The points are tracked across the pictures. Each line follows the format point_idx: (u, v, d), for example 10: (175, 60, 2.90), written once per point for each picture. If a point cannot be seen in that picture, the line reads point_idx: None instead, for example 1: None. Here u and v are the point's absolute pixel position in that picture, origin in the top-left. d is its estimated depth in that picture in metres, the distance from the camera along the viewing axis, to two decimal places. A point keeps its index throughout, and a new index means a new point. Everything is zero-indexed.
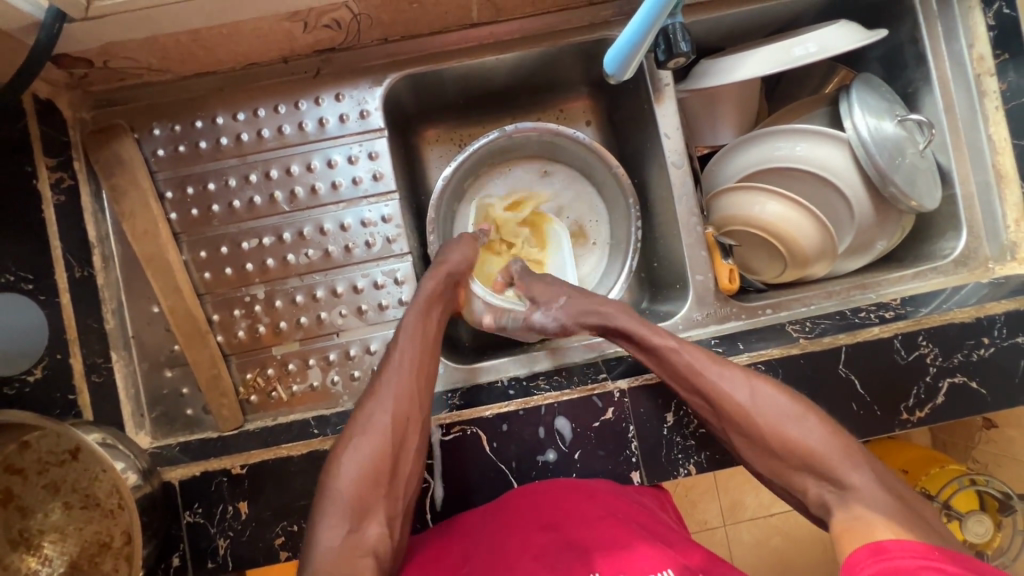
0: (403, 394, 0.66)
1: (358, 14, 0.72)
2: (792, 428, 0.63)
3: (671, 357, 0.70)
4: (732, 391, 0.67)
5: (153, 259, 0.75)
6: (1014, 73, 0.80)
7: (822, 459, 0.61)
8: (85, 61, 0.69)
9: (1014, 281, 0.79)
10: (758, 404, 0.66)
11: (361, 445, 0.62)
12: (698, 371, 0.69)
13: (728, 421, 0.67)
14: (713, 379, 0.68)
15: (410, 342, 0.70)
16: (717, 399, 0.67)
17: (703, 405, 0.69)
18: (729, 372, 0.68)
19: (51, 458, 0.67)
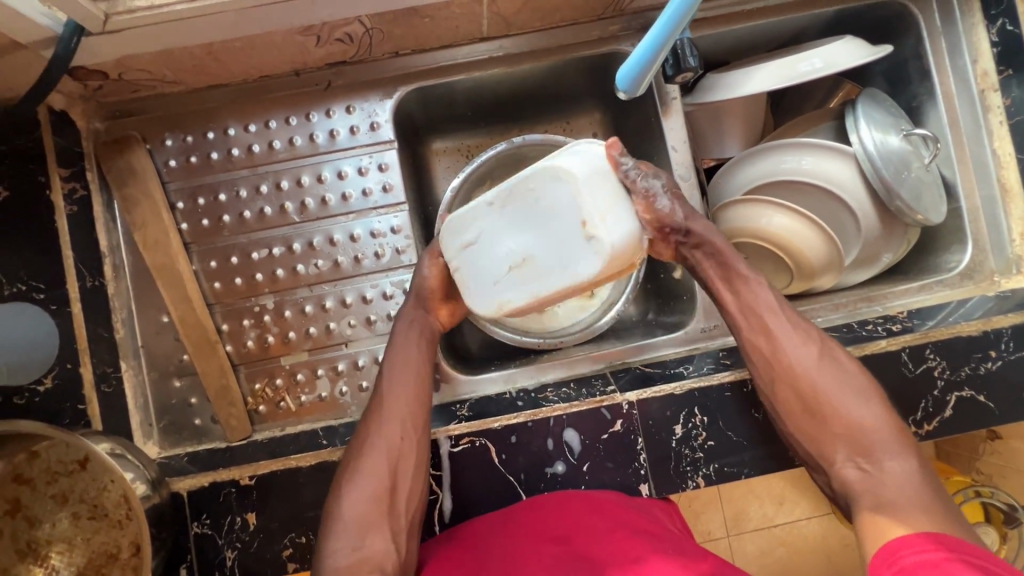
0: (395, 419, 0.65)
1: (370, 28, 0.73)
2: (841, 397, 0.64)
3: (756, 303, 0.70)
4: (799, 345, 0.67)
5: (164, 269, 0.75)
6: (1018, 89, 0.81)
7: (869, 435, 0.62)
8: (101, 74, 0.70)
9: (1020, 294, 0.80)
10: (821, 370, 0.66)
11: (365, 467, 0.63)
12: (772, 320, 0.69)
13: (787, 379, 0.67)
14: (787, 332, 0.68)
15: (397, 369, 0.68)
16: (787, 351, 0.67)
17: (768, 348, 0.68)
18: (798, 329, 0.68)
19: (60, 468, 0.67)
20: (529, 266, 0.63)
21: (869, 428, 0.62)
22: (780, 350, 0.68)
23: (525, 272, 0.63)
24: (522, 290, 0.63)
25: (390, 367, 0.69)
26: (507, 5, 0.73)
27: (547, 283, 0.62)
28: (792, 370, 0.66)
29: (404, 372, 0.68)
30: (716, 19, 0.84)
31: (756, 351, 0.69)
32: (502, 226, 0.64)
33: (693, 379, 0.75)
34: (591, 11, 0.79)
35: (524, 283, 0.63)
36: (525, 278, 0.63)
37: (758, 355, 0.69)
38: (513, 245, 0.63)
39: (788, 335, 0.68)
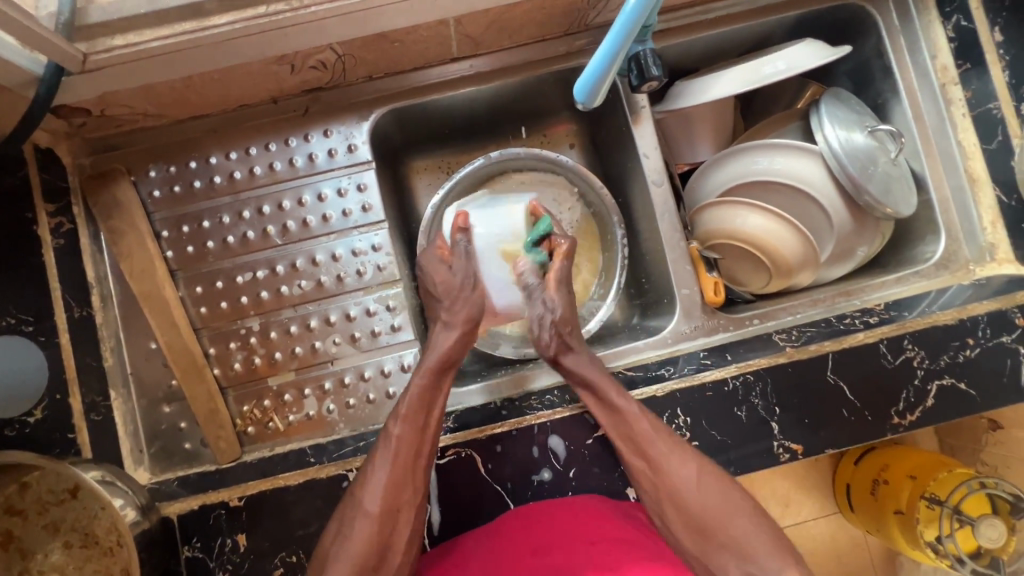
0: (399, 481, 0.66)
1: (343, 55, 0.75)
2: (718, 512, 0.65)
3: (657, 444, 0.68)
4: (680, 466, 0.67)
5: (151, 297, 0.77)
6: (977, 82, 0.83)
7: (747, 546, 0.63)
8: (83, 111, 0.72)
9: (995, 281, 0.81)
10: (702, 488, 0.66)
11: (360, 525, 0.63)
12: (651, 442, 0.68)
13: (665, 498, 0.67)
14: (662, 450, 0.68)
15: (407, 432, 0.68)
16: (666, 475, 0.67)
17: (643, 469, 0.69)
18: (674, 449, 0.68)
19: (51, 497, 0.67)
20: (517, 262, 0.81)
21: (751, 539, 0.63)
22: (657, 474, 0.68)
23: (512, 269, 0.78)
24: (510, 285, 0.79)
25: (402, 430, 0.68)
26: (474, 26, 0.76)
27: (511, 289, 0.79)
28: (668, 487, 0.67)
29: (414, 436, 0.68)
30: (680, 29, 0.87)
31: (637, 476, 0.69)
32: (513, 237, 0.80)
33: (675, 380, 0.77)
34: (557, 28, 0.82)
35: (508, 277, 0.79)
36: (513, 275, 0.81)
37: (639, 474, 0.69)
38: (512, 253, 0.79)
39: (660, 456, 0.68)
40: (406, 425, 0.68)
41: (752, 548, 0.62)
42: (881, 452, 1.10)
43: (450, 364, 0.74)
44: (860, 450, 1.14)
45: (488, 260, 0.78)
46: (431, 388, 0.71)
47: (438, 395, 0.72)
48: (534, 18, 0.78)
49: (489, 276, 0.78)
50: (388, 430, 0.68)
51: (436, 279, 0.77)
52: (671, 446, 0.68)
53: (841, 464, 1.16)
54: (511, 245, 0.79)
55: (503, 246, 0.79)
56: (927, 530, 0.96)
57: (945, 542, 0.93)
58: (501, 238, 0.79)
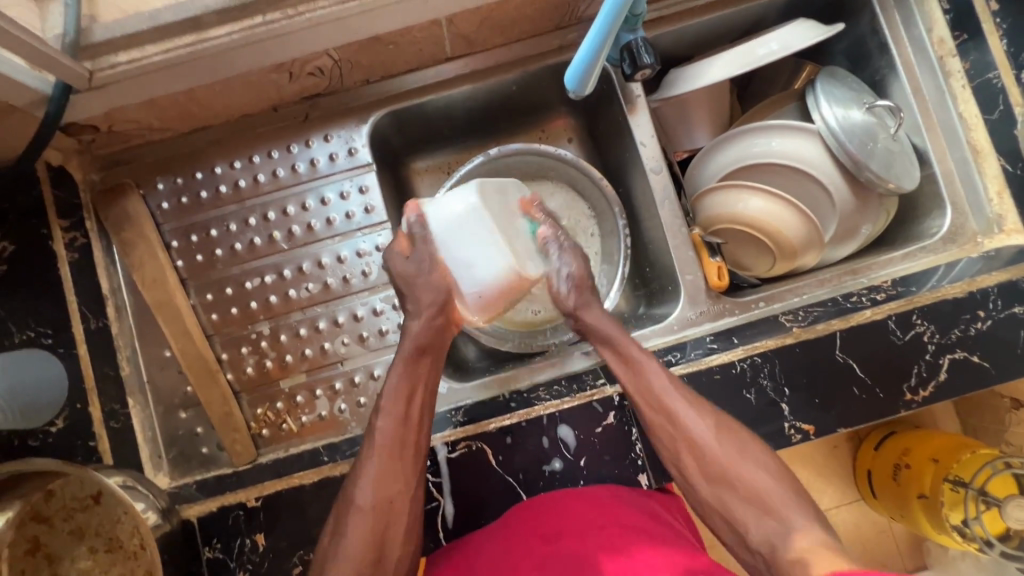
0: (388, 473, 0.66)
1: (339, 60, 0.77)
2: (737, 462, 0.65)
3: (675, 399, 0.69)
4: (698, 419, 0.68)
5: (163, 306, 0.79)
6: (975, 53, 0.82)
7: (767, 498, 0.63)
8: (92, 127, 0.74)
9: (1004, 252, 0.80)
10: (719, 440, 0.67)
11: (354, 521, 0.64)
12: (669, 394, 0.69)
13: (680, 448, 0.68)
14: (680, 401, 0.69)
15: (389, 424, 0.69)
16: (685, 427, 0.68)
17: (659, 420, 0.69)
18: (692, 401, 0.69)
19: (76, 504, 0.69)
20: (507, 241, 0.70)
21: (769, 490, 0.64)
22: (674, 425, 0.68)
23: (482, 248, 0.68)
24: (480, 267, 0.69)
25: (385, 423, 0.69)
26: (466, 24, 0.77)
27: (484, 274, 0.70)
28: (685, 437, 0.68)
29: (398, 428, 0.69)
30: (672, 17, 0.87)
31: (653, 428, 0.69)
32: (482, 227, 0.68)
33: (681, 365, 0.77)
34: (548, 22, 0.83)
35: (476, 261, 0.69)
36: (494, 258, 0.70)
37: (655, 424, 0.69)
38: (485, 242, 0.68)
39: (677, 408, 0.69)
40: (388, 418, 0.69)
41: (771, 499, 0.63)
42: (902, 435, 1.08)
43: (430, 352, 0.73)
44: (880, 435, 1.12)
45: (452, 243, 0.70)
46: (411, 379, 0.72)
47: (423, 387, 0.72)
48: (525, 13, 0.79)
49: (455, 259, 0.70)
50: (371, 424, 0.69)
51: (394, 271, 0.74)
52: (687, 400, 0.69)
53: (862, 449, 1.14)
54: (478, 224, 0.68)
55: (464, 229, 0.69)
56: (953, 513, 0.95)
57: (972, 525, 0.92)
58: (458, 221, 0.69)
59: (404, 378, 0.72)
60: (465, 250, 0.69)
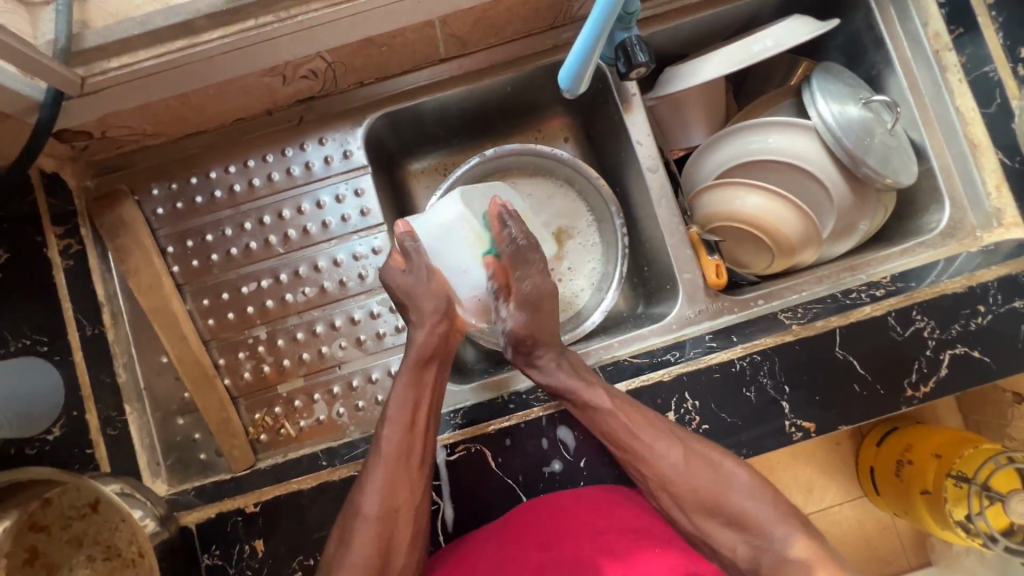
0: (394, 483, 0.66)
1: (332, 62, 0.76)
2: (712, 490, 0.66)
3: (643, 437, 0.69)
4: (665, 454, 0.68)
5: (159, 312, 0.79)
6: (971, 47, 0.81)
7: (749, 517, 0.64)
8: (85, 134, 0.74)
9: (1003, 246, 0.79)
10: (691, 470, 0.67)
11: (360, 531, 0.64)
12: (635, 436, 0.69)
13: (655, 486, 0.69)
14: (646, 440, 0.69)
15: (396, 434, 0.68)
16: (655, 464, 0.68)
17: (630, 461, 0.70)
18: (658, 434, 0.69)
19: (74, 512, 0.68)
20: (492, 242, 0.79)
21: (752, 510, 0.64)
22: (646, 464, 0.68)
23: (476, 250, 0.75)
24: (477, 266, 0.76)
25: (390, 433, 0.68)
26: (460, 25, 0.77)
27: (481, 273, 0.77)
28: (658, 474, 0.68)
29: (404, 438, 0.68)
30: (666, 15, 0.87)
31: (627, 464, 0.70)
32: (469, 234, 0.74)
33: (680, 364, 0.77)
34: (542, 21, 0.82)
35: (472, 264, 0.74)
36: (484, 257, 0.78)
37: (628, 466, 0.70)
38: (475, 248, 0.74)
39: (644, 447, 0.68)
40: (394, 428, 0.69)
41: (748, 524, 0.64)
42: (904, 432, 1.07)
43: (433, 360, 0.73)
44: (883, 431, 1.12)
45: (444, 253, 0.74)
46: (416, 387, 0.71)
47: (428, 398, 0.72)
48: (518, 13, 0.78)
49: (447, 268, 0.75)
50: (378, 434, 0.69)
51: (394, 285, 0.74)
52: (653, 435, 0.69)
53: (863, 446, 1.14)
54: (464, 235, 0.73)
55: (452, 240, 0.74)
56: (956, 509, 0.95)
57: (976, 520, 0.92)
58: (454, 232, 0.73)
59: (408, 388, 0.71)
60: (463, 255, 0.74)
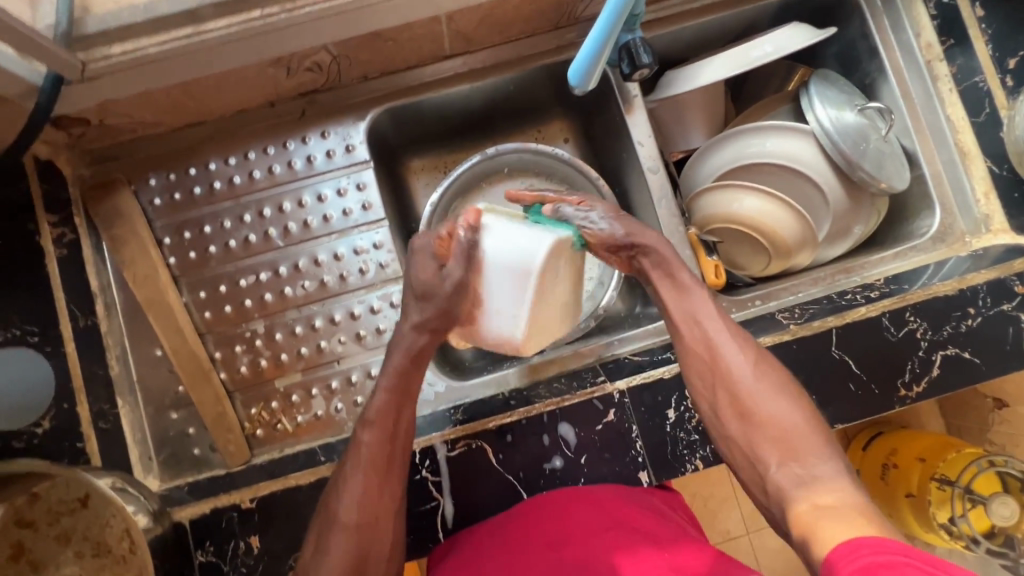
0: (374, 489, 0.64)
1: (337, 56, 0.76)
2: (772, 407, 0.64)
3: (721, 329, 0.69)
4: (739, 355, 0.67)
5: (155, 303, 0.77)
6: (962, 57, 0.84)
7: (792, 436, 0.61)
8: (83, 121, 0.73)
9: (992, 251, 0.81)
10: (757, 374, 0.66)
11: (337, 537, 0.62)
12: (714, 327, 0.69)
13: (718, 383, 0.67)
14: (724, 334, 0.69)
15: (376, 442, 0.66)
16: (728, 356, 0.67)
17: (700, 347, 0.69)
18: (734, 334, 0.69)
19: (62, 507, 0.67)
20: (550, 309, 0.69)
21: (798, 431, 0.62)
22: (716, 354, 0.68)
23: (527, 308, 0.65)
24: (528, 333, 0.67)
25: (369, 438, 0.66)
26: (466, 21, 0.77)
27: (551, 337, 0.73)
28: (726, 369, 0.67)
29: (381, 444, 0.66)
30: (668, 19, 0.88)
31: (694, 355, 0.69)
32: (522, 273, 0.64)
33: None
34: (547, 21, 0.83)
35: (518, 325, 0.66)
36: (551, 320, 0.70)
37: (694, 351, 0.69)
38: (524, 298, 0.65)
39: (721, 340, 0.68)
40: (371, 434, 0.66)
41: (795, 437, 0.61)
42: (890, 435, 1.09)
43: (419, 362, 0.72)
44: (870, 434, 1.13)
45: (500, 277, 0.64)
46: (398, 394, 0.69)
47: (407, 401, 0.69)
48: (524, 12, 0.79)
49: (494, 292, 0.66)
50: (357, 438, 0.67)
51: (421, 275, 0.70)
52: (733, 331, 0.69)
53: (850, 450, 1.15)
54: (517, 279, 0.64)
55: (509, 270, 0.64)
56: (940, 512, 0.97)
57: (959, 522, 0.94)
58: (509, 270, 0.64)
59: (385, 392, 0.69)
60: (520, 303, 0.65)
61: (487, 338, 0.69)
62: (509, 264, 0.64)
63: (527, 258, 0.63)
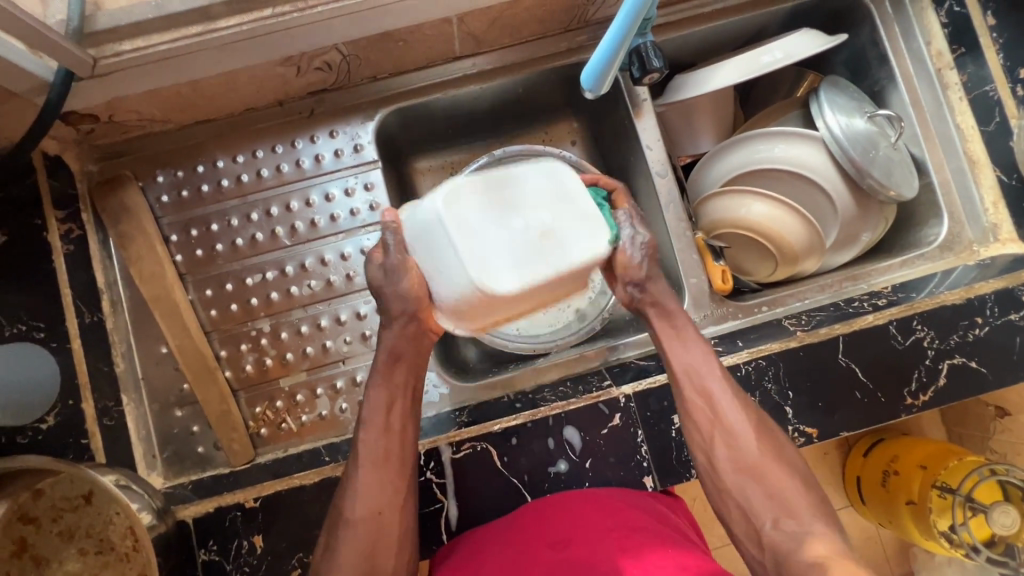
0: (377, 485, 0.64)
1: (347, 55, 0.76)
2: (769, 462, 0.64)
3: (723, 385, 0.68)
4: (741, 412, 0.67)
5: (161, 300, 0.77)
6: (972, 66, 0.84)
7: (790, 496, 0.62)
8: (92, 117, 0.73)
9: (1000, 261, 0.81)
10: (757, 433, 0.66)
11: (344, 535, 0.62)
12: (716, 384, 0.68)
13: (718, 439, 0.66)
14: (725, 392, 0.68)
15: (375, 437, 0.66)
16: (728, 415, 0.66)
17: (700, 405, 0.68)
18: (735, 393, 0.68)
19: (65, 504, 0.67)
20: (506, 239, 0.58)
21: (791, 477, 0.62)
22: (716, 411, 0.67)
23: (456, 242, 0.57)
24: (474, 268, 0.56)
25: (368, 433, 0.66)
26: (477, 23, 0.77)
27: (546, 272, 0.58)
28: (727, 428, 0.66)
29: (382, 438, 0.66)
30: (678, 23, 0.88)
31: (693, 413, 0.68)
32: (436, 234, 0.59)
33: None
34: (557, 24, 0.83)
35: (460, 264, 0.57)
36: (516, 251, 0.58)
37: (697, 409, 0.67)
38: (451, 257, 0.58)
39: (722, 398, 0.67)
40: (372, 429, 0.66)
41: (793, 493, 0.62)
42: (891, 442, 1.09)
43: (406, 359, 0.68)
44: (870, 441, 1.13)
45: (426, 249, 0.61)
46: (393, 387, 0.68)
47: (408, 393, 0.69)
48: (535, 14, 0.79)
49: (432, 267, 0.61)
50: (356, 437, 0.66)
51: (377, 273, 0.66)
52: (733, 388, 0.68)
53: (851, 456, 1.15)
54: (431, 241, 0.59)
55: (425, 238, 0.60)
56: (940, 520, 0.96)
57: (959, 531, 0.93)
58: (421, 242, 0.61)
59: (383, 387, 0.68)
60: (444, 243, 0.58)
61: (457, 306, 0.61)
62: (424, 217, 0.60)
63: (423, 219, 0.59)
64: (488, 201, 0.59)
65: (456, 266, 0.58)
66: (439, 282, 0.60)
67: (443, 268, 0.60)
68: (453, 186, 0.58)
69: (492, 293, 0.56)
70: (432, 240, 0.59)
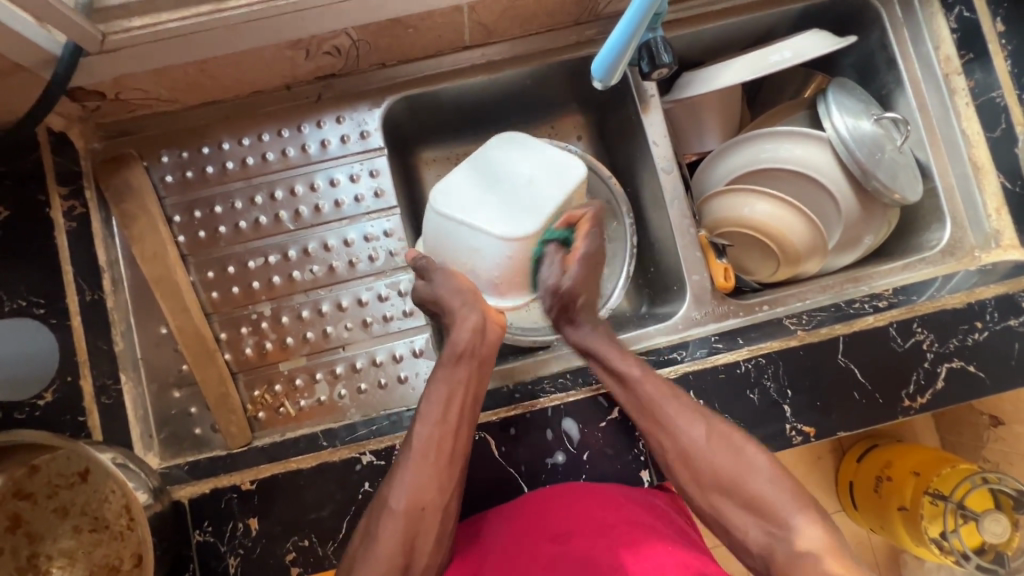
0: (424, 480, 0.63)
1: (357, 40, 0.76)
2: (729, 469, 0.65)
3: (665, 407, 0.69)
4: (688, 428, 0.68)
5: (162, 281, 0.77)
6: (980, 72, 0.84)
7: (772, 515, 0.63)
8: (98, 94, 0.72)
9: (1001, 267, 0.82)
10: (711, 447, 0.67)
11: (386, 524, 0.62)
12: (659, 406, 0.69)
13: (675, 458, 0.68)
14: (670, 413, 0.69)
15: (430, 429, 0.65)
16: (676, 436, 0.68)
17: (654, 429, 0.70)
18: (682, 410, 0.69)
19: (61, 480, 0.67)
20: (501, 200, 0.67)
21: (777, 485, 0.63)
22: (667, 435, 0.69)
23: (473, 223, 0.66)
24: (493, 230, 0.66)
25: (424, 427, 0.66)
26: (486, 12, 0.77)
27: (552, 202, 0.67)
28: (679, 447, 0.68)
29: (437, 432, 0.65)
30: (688, 20, 0.88)
31: (648, 432, 0.70)
32: (453, 231, 0.68)
33: (687, 363, 0.78)
34: (568, 17, 0.83)
35: (481, 237, 0.66)
36: (516, 199, 0.67)
37: (656, 441, 0.69)
38: (470, 239, 0.67)
39: (671, 419, 0.69)
40: (428, 422, 0.66)
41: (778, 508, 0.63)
42: (885, 448, 1.09)
43: (471, 360, 0.68)
44: (864, 447, 1.13)
45: (451, 254, 0.70)
46: (455, 385, 0.68)
47: (466, 390, 0.68)
48: (544, 6, 0.79)
49: (463, 263, 0.70)
50: (412, 430, 0.66)
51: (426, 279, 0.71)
52: (679, 407, 0.69)
53: (844, 461, 1.15)
54: (450, 239, 0.69)
55: (448, 245, 0.70)
56: (931, 526, 0.96)
57: (950, 537, 0.94)
58: (446, 252, 0.71)
59: (444, 383, 0.68)
60: (461, 232, 0.67)
61: (501, 274, 0.69)
62: (436, 229, 0.70)
63: (437, 229, 0.70)
64: (471, 186, 0.69)
65: (477, 242, 0.67)
66: (476, 268, 0.70)
67: (470, 256, 0.69)
68: (438, 194, 0.69)
69: (517, 239, 0.65)
70: (452, 235, 0.69)
